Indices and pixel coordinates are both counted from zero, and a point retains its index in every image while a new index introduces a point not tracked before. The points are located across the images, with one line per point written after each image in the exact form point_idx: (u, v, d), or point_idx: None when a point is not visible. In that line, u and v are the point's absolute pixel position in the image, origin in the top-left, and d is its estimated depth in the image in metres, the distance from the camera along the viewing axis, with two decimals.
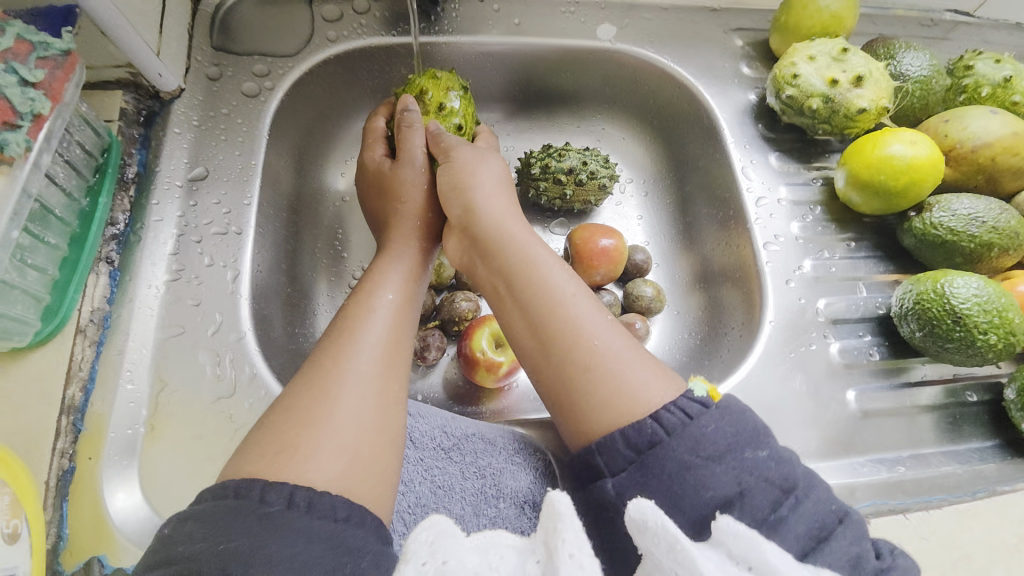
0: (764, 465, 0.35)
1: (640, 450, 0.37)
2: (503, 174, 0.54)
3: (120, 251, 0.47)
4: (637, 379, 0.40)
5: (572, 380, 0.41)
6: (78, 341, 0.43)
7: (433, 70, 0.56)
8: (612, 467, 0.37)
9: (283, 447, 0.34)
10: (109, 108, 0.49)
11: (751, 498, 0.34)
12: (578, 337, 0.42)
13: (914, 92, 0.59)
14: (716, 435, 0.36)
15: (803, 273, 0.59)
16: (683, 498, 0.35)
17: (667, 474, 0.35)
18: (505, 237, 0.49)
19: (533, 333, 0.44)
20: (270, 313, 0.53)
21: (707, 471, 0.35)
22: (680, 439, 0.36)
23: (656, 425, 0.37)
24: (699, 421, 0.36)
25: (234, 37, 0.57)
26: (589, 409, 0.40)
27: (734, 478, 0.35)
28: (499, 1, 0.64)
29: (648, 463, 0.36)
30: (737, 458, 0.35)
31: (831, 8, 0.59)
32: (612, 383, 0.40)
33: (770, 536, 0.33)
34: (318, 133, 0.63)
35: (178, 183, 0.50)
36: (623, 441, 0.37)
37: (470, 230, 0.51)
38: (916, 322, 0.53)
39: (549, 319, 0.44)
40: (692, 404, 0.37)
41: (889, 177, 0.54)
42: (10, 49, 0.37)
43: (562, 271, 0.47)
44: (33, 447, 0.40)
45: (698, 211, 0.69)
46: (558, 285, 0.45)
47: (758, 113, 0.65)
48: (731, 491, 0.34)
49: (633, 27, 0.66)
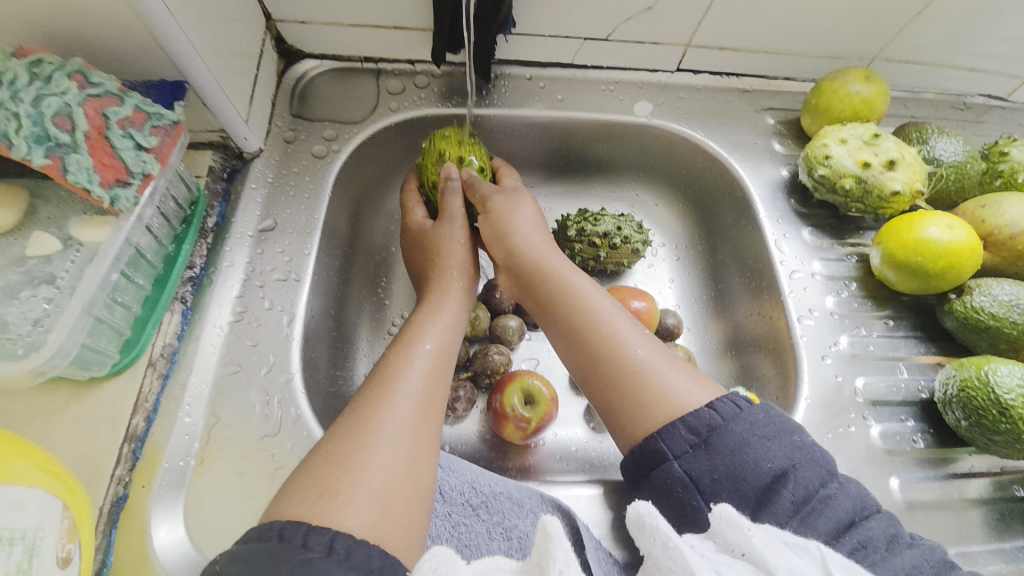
0: (809, 447, 0.40)
1: (701, 432, 0.40)
2: (537, 216, 0.59)
3: (194, 292, 0.52)
4: (681, 383, 0.44)
5: (621, 386, 0.45)
6: (147, 374, 0.47)
7: (443, 130, 0.60)
8: (676, 450, 0.40)
9: (323, 492, 0.36)
10: (197, 165, 0.56)
11: (804, 474, 0.38)
12: (622, 347, 0.47)
13: (948, 177, 0.60)
14: (765, 423, 0.40)
15: (840, 349, 0.59)
16: (745, 472, 0.38)
17: (728, 451, 0.39)
18: (547, 272, 0.53)
19: (580, 345, 0.49)
20: (316, 357, 0.56)
21: (765, 448, 0.39)
22: (738, 422, 0.40)
23: (713, 413, 0.41)
24: (749, 411, 0.41)
25: (309, 105, 0.64)
26: (641, 409, 0.43)
27: (788, 455, 0.39)
28: (545, 78, 0.69)
29: (712, 442, 0.40)
30: (788, 439, 0.40)
31: (862, 94, 0.63)
32: (660, 384, 0.44)
33: (822, 507, 0.37)
34: (374, 190, 0.69)
35: (249, 233, 0.56)
36: (684, 427, 0.41)
37: (514, 264, 0.56)
38: (961, 410, 0.51)
39: (595, 333, 0.48)
40: (739, 398, 0.42)
41: (926, 259, 0.55)
42: (128, 118, 0.41)
43: (601, 294, 0.52)
44: (95, 472, 0.43)
45: (730, 279, 0.71)
46: (600, 306, 0.50)
47: (790, 188, 0.67)
48: (785, 466, 0.38)
49: (668, 105, 0.70)
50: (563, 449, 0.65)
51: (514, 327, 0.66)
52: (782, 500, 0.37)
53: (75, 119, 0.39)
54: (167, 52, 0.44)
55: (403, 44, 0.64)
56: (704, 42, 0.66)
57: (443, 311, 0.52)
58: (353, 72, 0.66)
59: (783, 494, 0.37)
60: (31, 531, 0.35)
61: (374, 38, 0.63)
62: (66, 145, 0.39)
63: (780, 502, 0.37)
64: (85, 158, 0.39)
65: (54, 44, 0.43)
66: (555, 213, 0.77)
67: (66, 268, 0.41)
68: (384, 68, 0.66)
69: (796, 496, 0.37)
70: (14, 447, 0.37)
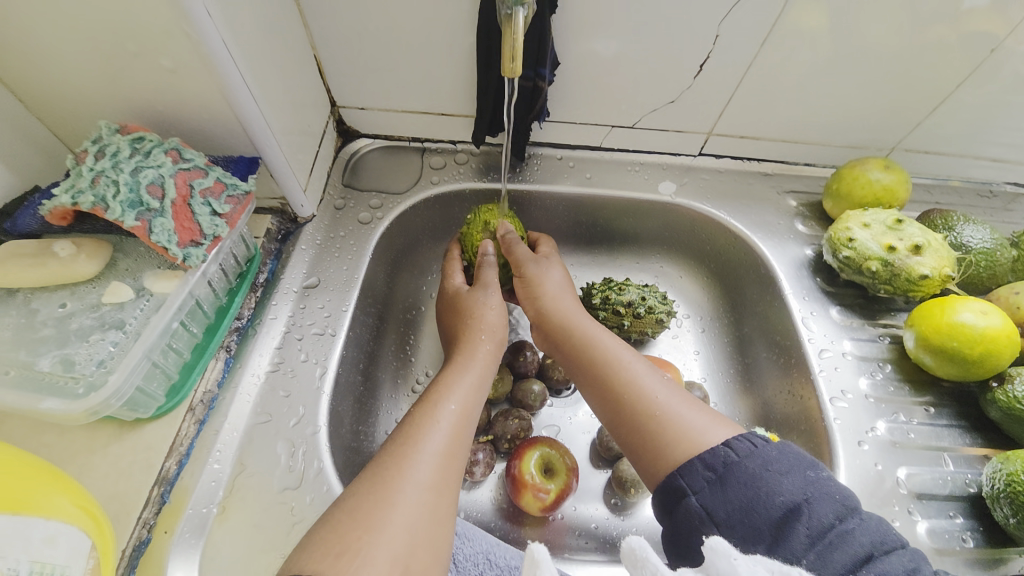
0: (826, 482, 0.39)
1: (715, 467, 0.41)
2: (566, 277, 0.62)
3: (238, 341, 0.56)
4: (700, 422, 0.45)
5: (643, 427, 0.46)
6: (185, 419, 0.50)
7: (485, 207, 0.67)
8: (693, 485, 0.41)
9: (344, 550, 0.36)
10: (256, 227, 0.61)
11: (819, 508, 0.37)
12: (643, 390, 0.48)
13: (978, 263, 0.60)
14: (781, 459, 0.40)
15: (878, 435, 0.56)
16: (757, 505, 0.38)
17: (741, 485, 0.39)
18: (571, 323, 0.56)
19: (602, 387, 0.51)
20: (343, 410, 0.58)
21: (777, 481, 0.39)
22: (750, 457, 0.40)
23: (729, 450, 0.41)
24: (764, 448, 0.41)
25: (360, 177, 0.71)
26: (662, 451, 0.44)
27: (802, 488, 0.38)
28: (575, 159, 0.75)
29: (724, 476, 0.40)
30: (804, 473, 0.39)
31: (882, 181, 0.64)
32: (680, 422, 0.45)
33: (840, 543, 0.36)
34: (411, 253, 0.74)
35: (294, 289, 0.60)
36: (701, 464, 0.41)
37: (541, 318, 0.59)
38: (1010, 507, 0.48)
39: (616, 375, 0.50)
40: (756, 437, 0.42)
41: (962, 344, 0.53)
42: (209, 188, 0.48)
43: (622, 343, 0.54)
44: (123, 512, 0.45)
45: (758, 354, 0.70)
46: (620, 352, 0.52)
47: (815, 267, 0.68)
48: (799, 499, 0.38)
49: (692, 185, 0.74)
50: (582, 524, 0.63)
51: (537, 392, 0.67)
52: (796, 534, 0.37)
53: (166, 187, 0.45)
54: (247, 132, 0.51)
55: (448, 127, 0.71)
56: (725, 130, 0.71)
57: (470, 370, 0.53)
58: (401, 149, 0.73)
59: (797, 528, 0.37)
60: (58, 568, 0.36)
61: (422, 121, 0.70)
62: (154, 209, 0.44)
63: (794, 536, 0.37)
64: (168, 221, 0.44)
65: (156, 124, 0.51)
66: (580, 281, 0.80)
67: (135, 315, 0.45)
68: (429, 146, 0.73)
69: (811, 530, 0.36)
70: (55, 482, 0.39)
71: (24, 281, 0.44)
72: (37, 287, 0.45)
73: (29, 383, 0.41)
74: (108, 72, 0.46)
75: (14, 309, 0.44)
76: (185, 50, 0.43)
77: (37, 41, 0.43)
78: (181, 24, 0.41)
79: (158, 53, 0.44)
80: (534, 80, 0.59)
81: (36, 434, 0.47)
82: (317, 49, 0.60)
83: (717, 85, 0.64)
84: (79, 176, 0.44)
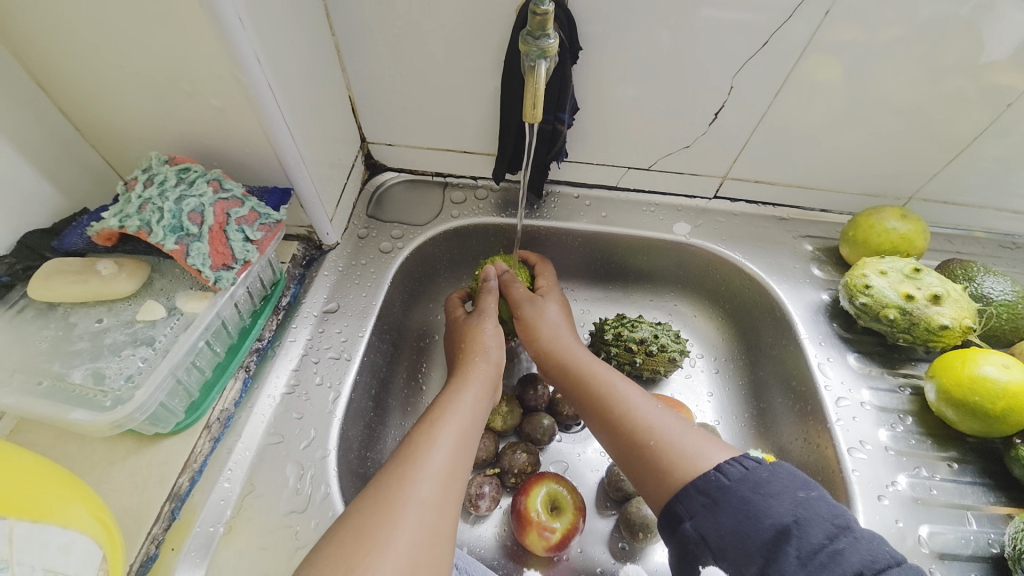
0: (816, 502, 0.41)
1: (708, 492, 0.43)
2: (564, 308, 0.65)
3: (257, 361, 0.57)
4: (695, 446, 0.47)
5: (642, 454, 0.49)
6: (201, 436, 0.51)
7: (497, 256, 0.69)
8: (689, 510, 0.44)
9: (353, 567, 0.37)
10: (283, 253, 0.64)
11: (808, 530, 0.39)
12: (639, 419, 0.51)
13: (999, 315, 0.59)
14: (771, 480, 0.42)
15: (898, 490, 0.55)
16: (749, 529, 0.41)
17: (733, 509, 0.42)
18: (570, 356, 0.59)
19: (602, 416, 0.54)
20: (353, 435, 0.59)
21: (767, 505, 0.41)
22: (741, 481, 0.43)
23: (720, 475, 0.44)
24: (754, 471, 0.43)
25: (383, 209, 0.74)
26: (661, 475, 0.47)
27: (791, 510, 0.41)
28: (591, 198, 0.77)
29: (716, 500, 0.43)
30: (793, 494, 0.41)
31: (899, 230, 0.64)
32: (675, 448, 0.47)
33: (831, 564, 0.38)
34: (427, 282, 0.76)
35: (314, 313, 0.62)
36: (695, 488, 0.44)
37: (538, 348, 0.62)
38: None
39: (613, 405, 0.53)
40: (748, 459, 0.44)
41: (984, 399, 0.52)
42: (244, 217, 0.51)
43: (616, 372, 0.57)
44: (134, 526, 0.46)
45: (773, 399, 0.69)
46: (615, 381, 0.55)
47: (831, 312, 0.68)
48: (788, 521, 0.40)
49: (706, 226, 0.75)
50: (587, 567, 0.61)
51: (547, 427, 0.66)
52: (787, 556, 0.39)
53: (205, 215, 0.48)
54: (282, 164, 0.54)
55: (469, 164, 0.74)
56: (739, 175, 0.72)
57: (470, 389, 0.54)
58: (424, 183, 0.76)
59: (788, 551, 0.39)
60: None
61: (445, 158, 0.74)
62: (193, 235, 0.47)
63: (786, 558, 0.39)
64: (204, 246, 0.47)
65: (199, 155, 0.55)
66: (593, 316, 0.81)
67: (165, 333, 0.48)
68: (451, 181, 0.76)
69: (801, 552, 0.39)
70: (74, 491, 0.41)
71: (64, 297, 0.47)
72: (76, 303, 0.48)
73: (59, 394, 0.43)
74: (161, 107, 0.50)
75: (53, 322, 0.47)
76: (234, 91, 0.47)
77: (102, 79, 0.48)
78: (232, 68, 0.45)
79: (209, 93, 0.48)
80: (554, 123, 0.62)
81: (59, 443, 0.49)
82: (351, 90, 0.65)
83: (732, 132, 0.66)
84: (128, 202, 0.47)
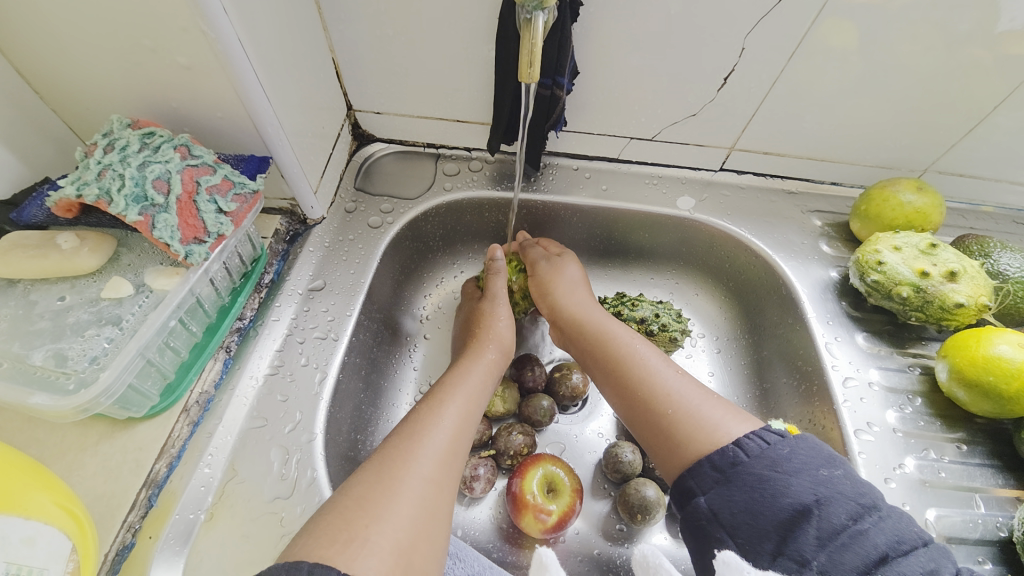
0: (840, 481, 0.39)
1: (722, 468, 0.42)
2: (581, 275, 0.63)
3: (238, 342, 0.55)
4: (712, 415, 0.46)
5: (658, 424, 0.48)
6: (179, 419, 0.49)
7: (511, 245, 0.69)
8: (702, 486, 0.42)
9: (352, 538, 0.35)
10: (265, 228, 0.61)
11: (829, 510, 0.38)
12: (657, 387, 0.49)
13: (1017, 293, 0.57)
14: (793, 457, 0.41)
15: (906, 473, 0.53)
16: (764, 507, 0.39)
17: (748, 488, 0.40)
18: (591, 321, 0.58)
19: (616, 389, 0.53)
20: (340, 418, 0.56)
21: (785, 482, 0.39)
22: (759, 458, 0.41)
23: (738, 449, 0.42)
24: (776, 446, 0.41)
25: (372, 182, 0.70)
26: (677, 444, 0.45)
27: (811, 489, 0.39)
28: (591, 170, 0.73)
29: (730, 476, 0.41)
30: (814, 472, 0.40)
31: (914, 203, 0.61)
32: (692, 419, 0.46)
33: (852, 543, 0.36)
34: (418, 259, 0.72)
35: (299, 291, 0.59)
36: (709, 464, 0.43)
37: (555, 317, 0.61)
38: None
39: (631, 373, 0.52)
40: (771, 434, 0.42)
41: (999, 380, 0.50)
42: (217, 185, 0.47)
43: (645, 342, 0.55)
44: (109, 515, 0.44)
45: (777, 378, 0.67)
46: (639, 352, 0.53)
47: (839, 290, 0.65)
48: (809, 501, 0.38)
49: (711, 201, 0.72)
50: (584, 550, 0.60)
51: (546, 409, 0.64)
52: (805, 536, 0.38)
53: (172, 183, 0.44)
54: (258, 130, 0.50)
55: (462, 134, 0.70)
56: (747, 146, 0.68)
57: (476, 369, 0.53)
58: (416, 155, 0.72)
59: (806, 530, 0.38)
60: (35, 570, 0.35)
61: (437, 128, 0.70)
62: (159, 205, 0.43)
63: (803, 537, 0.38)
64: (172, 217, 0.44)
65: (168, 120, 0.51)
66: None
67: (132, 311, 0.45)
68: (443, 153, 0.72)
69: (821, 532, 0.37)
70: (37, 479, 0.38)
71: (23, 272, 0.44)
72: (36, 279, 0.45)
73: (21, 376, 0.40)
74: (122, 67, 0.46)
75: (12, 300, 0.44)
76: (200, 47, 0.43)
77: (56, 37, 0.44)
78: (197, 22, 0.41)
79: (173, 50, 0.44)
80: (552, 88, 0.57)
81: (27, 428, 0.47)
82: (335, 52, 0.60)
83: (741, 99, 0.61)
84: (86, 169, 0.43)
